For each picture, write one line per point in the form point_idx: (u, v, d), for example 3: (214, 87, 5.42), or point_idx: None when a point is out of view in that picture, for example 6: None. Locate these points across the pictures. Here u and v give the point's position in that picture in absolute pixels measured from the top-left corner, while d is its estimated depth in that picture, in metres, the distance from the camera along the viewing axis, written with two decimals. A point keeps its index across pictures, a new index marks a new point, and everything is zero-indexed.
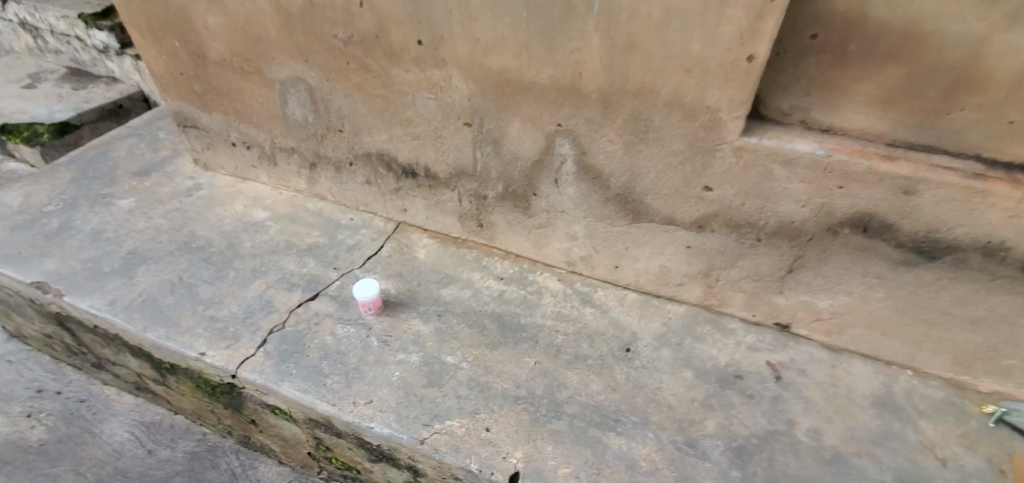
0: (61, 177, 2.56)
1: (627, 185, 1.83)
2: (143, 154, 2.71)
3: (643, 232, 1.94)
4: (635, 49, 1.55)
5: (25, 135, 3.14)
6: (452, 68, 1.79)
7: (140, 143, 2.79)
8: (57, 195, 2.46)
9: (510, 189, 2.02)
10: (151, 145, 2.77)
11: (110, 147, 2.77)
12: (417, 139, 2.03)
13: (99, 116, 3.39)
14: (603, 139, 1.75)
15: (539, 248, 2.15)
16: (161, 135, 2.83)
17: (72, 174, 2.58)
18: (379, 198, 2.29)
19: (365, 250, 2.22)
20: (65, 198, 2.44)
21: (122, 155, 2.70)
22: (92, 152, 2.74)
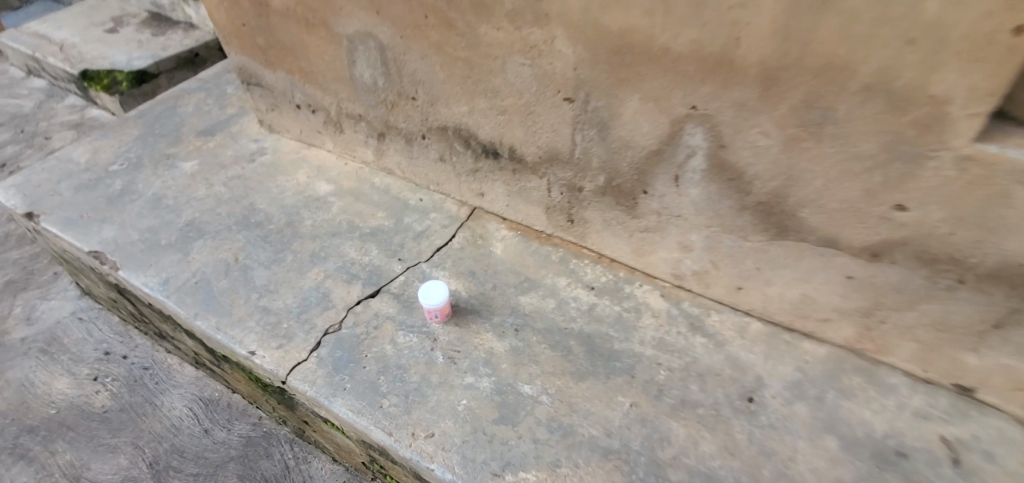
0: (129, 133, 2.45)
1: (777, 193, 1.36)
2: (210, 111, 2.52)
3: (787, 252, 1.48)
4: (830, 7, 1.06)
5: (106, 82, 3.15)
6: (556, 26, 1.37)
7: (208, 98, 2.61)
8: (124, 153, 2.34)
9: (613, 182, 1.61)
10: (218, 100, 2.58)
11: (179, 102, 2.60)
12: (503, 114, 1.65)
13: (175, 64, 3.24)
14: (755, 130, 1.28)
15: (641, 255, 1.75)
16: (229, 90, 2.63)
17: (139, 130, 2.45)
18: (453, 178, 1.96)
19: (435, 240, 1.92)
20: (131, 157, 2.32)
21: (189, 111, 2.54)
22: (160, 106, 2.60)
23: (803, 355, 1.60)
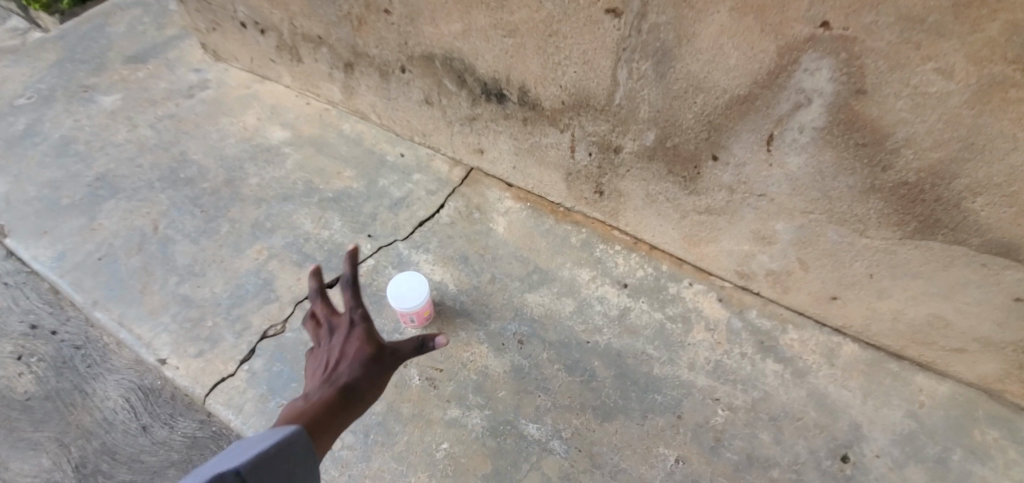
0: (44, 57, 1.95)
1: (938, 171, 0.87)
2: (144, 31, 1.99)
3: (924, 258, 1.00)
4: None
5: None
6: None
7: (144, 15, 2.07)
8: (34, 83, 1.86)
9: (668, 142, 1.12)
10: (156, 18, 2.05)
11: (109, 20, 2.06)
12: (513, 37, 1.14)
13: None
14: (927, 64, 0.78)
15: (695, 244, 1.27)
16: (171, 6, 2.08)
17: (56, 54, 1.95)
18: (443, 128, 1.47)
19: (416, 210, 1.45)
20: (41, 88, 1.83)
21: (119, 31, 2.01)
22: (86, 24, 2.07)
23: (915, 394, 1.14)
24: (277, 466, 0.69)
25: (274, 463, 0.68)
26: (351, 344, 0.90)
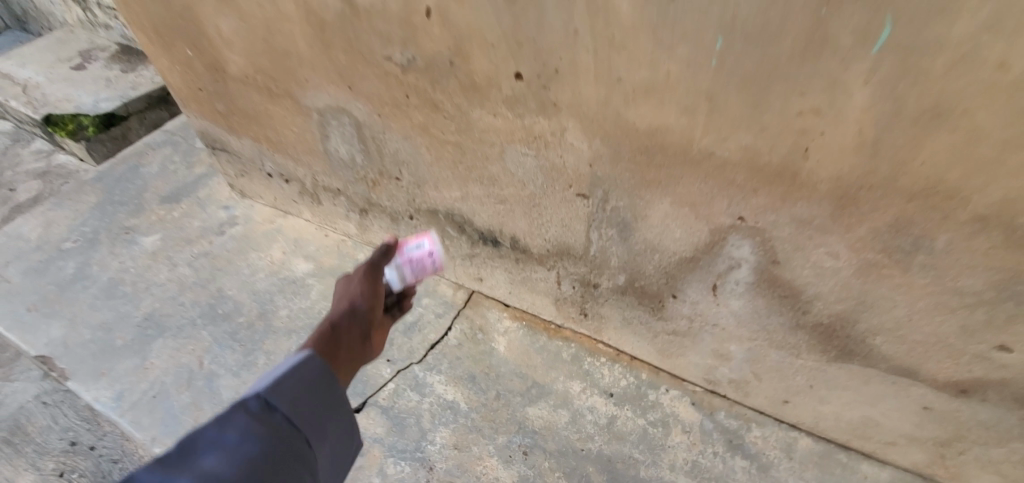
0: (86, 200, 2.18)
1: (843, 317, 1.11)
2: (176, 171, 2.25)
3: (848, 375, 1.23)
4: (943, 123, 0.77)
5: (70, 128, 2.80)
6: (568, 119, 1.08)
7: (174, 155, 2.33)
8: (80, 226, 2.08)
9: (636, 283, 1.36)
10: (185, 157, 2.31)
11: (142, 161, 2.33)
12: (504, 204, 1.38)
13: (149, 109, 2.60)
14: (820, 248, 1.02)
15: (666, 356, 1.51)
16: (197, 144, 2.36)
17: (97, 197, 2.19)
18: (447, 261, 1.72)
19: (428, 333, 1.68)
20: (87, 231, 2.06)
21: (153, 172, 2.27)
22: (122, 165, 2.32)
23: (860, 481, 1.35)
24: (298, 382, 0.89)
25: (294, 379, 0.89)
26: (378, 285, 1.18)
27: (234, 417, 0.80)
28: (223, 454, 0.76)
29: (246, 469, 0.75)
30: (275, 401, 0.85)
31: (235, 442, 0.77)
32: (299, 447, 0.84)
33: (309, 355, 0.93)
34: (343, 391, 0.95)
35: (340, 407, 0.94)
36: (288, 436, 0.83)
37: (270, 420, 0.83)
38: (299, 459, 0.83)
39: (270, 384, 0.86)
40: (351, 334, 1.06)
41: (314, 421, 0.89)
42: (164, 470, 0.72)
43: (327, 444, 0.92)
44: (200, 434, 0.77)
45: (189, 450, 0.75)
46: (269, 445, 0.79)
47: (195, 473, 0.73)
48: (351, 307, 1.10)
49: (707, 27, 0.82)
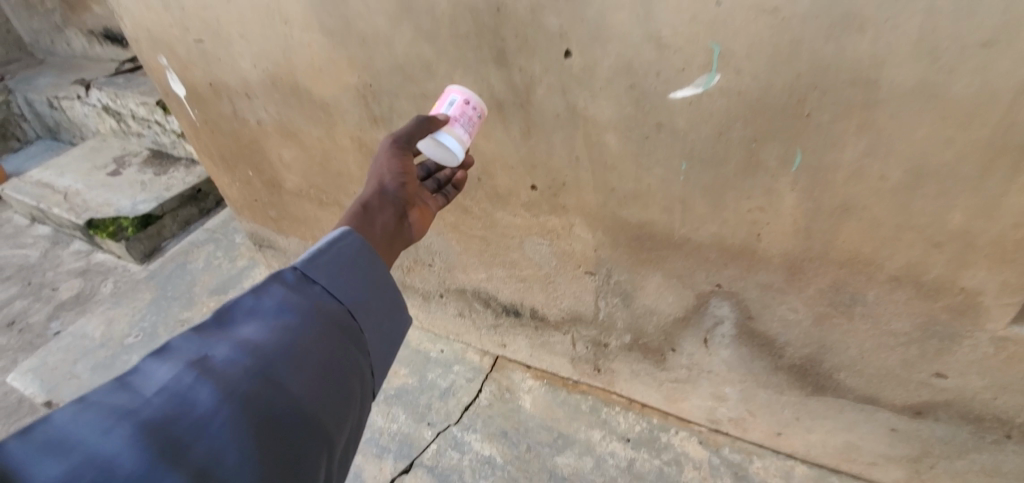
0: (141, 297, 2.47)
1: (811, 358, 1.36)
2: (221, 266, 2.53)
3: (826, 406, 1.46)
4: (852, 214, 1.05)
5: (111, 229, 2.83)
6: (574, 216, 1.39)
7: (217, 252, 2.63)
8: (139, 322, 2.34)
9: (639, 340, 1.61)
10: (228, 253, 2.60)
11: (189, 258, 2.63)
12: (523, 282, 1.67)
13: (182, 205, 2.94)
14: (783, 305, 1.28)
15: (672, 401, 1.73)
16: (237, 240, 2.67)
17: (151, 293, 2.48)
18: (473, 331, 1.98)
19: (461, 396, 1.91)
20: (145, 326, 2.31)
21: (200, 267, 2.55)
22: (171, 264, 2.63)
23: None
24: (334, 257, 0.95)
25: (331, 255, 0.95)
26: (408, 162, 1.14)
27: (270, 288, 0.88)
28: (261, 321, 0.83)
29: (283, 336, 0.82)
30: (312, 274, 0.91)
31: (272, 311, 0.85)
32: (341, 317, 0.90)
33: (344, 232, 0.99)
34: (383, 268, 1.00)
35: (380, 281, 0.98)
36: (328, 306, 0.89)
37: (308, 291, 0.89)
38: (342, 332, 0.88)
39: (307, 257, 0.93)
40: (385, 215, 1.10)
41: (355, 297, 0.93)
42: (203, 336, 0.81)
43: (376, 317, 0.96)
44: (237, 305, 0.86)
45: (227, 321, 0.84)
46: (307, 318, 0.85)
47: (235, 338, 0.80)
48: (381, 188, 1.12)
49: (673, 153, 1.13)
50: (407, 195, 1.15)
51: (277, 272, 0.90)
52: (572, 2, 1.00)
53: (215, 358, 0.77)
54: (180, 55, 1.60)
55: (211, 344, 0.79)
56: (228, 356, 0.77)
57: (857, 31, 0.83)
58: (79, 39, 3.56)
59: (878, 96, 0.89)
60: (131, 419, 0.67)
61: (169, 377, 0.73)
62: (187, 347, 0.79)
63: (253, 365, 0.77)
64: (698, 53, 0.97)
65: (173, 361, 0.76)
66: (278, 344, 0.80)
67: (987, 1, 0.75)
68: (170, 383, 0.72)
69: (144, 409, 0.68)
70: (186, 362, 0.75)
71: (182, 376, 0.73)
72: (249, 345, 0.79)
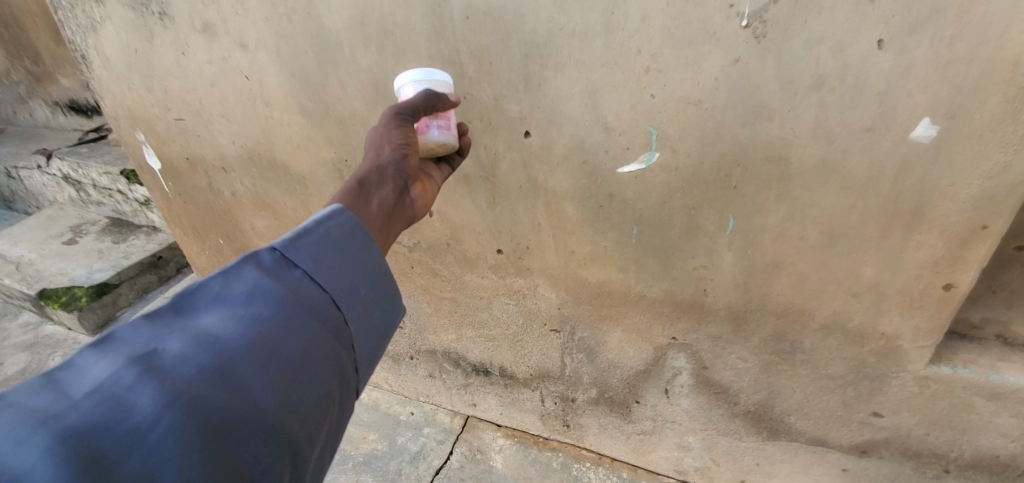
0: None
1: (762, 403, 1.45)
2: None
3: (782, 450, 1.54)
4: (782, 270, 1.19)
5: (64, 299, 2.72)
6: (539, 277, 1.49)
7: None
8: None
9: (605, 394, 1.68)
10: None
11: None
12: (492, 341, 1.74)
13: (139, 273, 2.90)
14: (733, 353, 1.39)
15: (640, 453, 1.79)
16: None
17: None
18: (444, 391, 2.01)
19: (432, 459, 1.90)
20: None
21: None
22: None
23: None
24: (323, 238, 0.89)
25: (318, 236, 0.89)
26: (410, 132, 1.03)
27: (242, 272, 0.80)
28: (227, 309, 0.75)
29: (253, 328, 0.74)
30: (293, 257, 0.85)
31: (240, 299, 0.77)
32: (322, 308, 0.83)
33: (337, 210, 0.94)
34: (373, 252, 0.95)
35: (368, 268, 0.93)
36: (309, 295, 0.83)
37: (287, 276, 0.83)
38: (322, 324, 0.81)
39: (289, 238, 0.87)
40: (385, 190, 1.01)
41: (340, 284, 0.88)
42: (155, 326, 0.72)
43: (361, 308, 0.90)
44: (200, 290, 0.78)
45: (188, 308, 0.76)
46: (282, 308, 0.78)
47: (193, 330, 0.72)
48: (380, 161, 1.02)
49: (625, 219, 1.26)
50: (410, 169, 1.04)
51: (252, 253, 0.84)
52: (530, 91, 1.15)
53: (167, 352, 0.68)
54: (159, 132, 1.68)
55: (164, 335, 0.71)
56: (181, 352, 0.68)
57: (767, 118, 1.00)
58: (43, 109, 3.57)
59: (791, 171, 1.04)
60: (50, 427, 0.56)
61: (106, 375, 0.63)
62: (133, 339, 0.69)
63: (211, 363, 0.68)
64: (639, 135, 1.12)
65: (113, 356, 0.66)
66: (246, 337, 0.73)
67: (863, 97, 0.92)
68: (105, 383, 0.62)
69: (69, 415, 0.58)
70: (130, 356, 0.66)
71: (121, 375, 0.64)
72: (210, 339, 0.71)
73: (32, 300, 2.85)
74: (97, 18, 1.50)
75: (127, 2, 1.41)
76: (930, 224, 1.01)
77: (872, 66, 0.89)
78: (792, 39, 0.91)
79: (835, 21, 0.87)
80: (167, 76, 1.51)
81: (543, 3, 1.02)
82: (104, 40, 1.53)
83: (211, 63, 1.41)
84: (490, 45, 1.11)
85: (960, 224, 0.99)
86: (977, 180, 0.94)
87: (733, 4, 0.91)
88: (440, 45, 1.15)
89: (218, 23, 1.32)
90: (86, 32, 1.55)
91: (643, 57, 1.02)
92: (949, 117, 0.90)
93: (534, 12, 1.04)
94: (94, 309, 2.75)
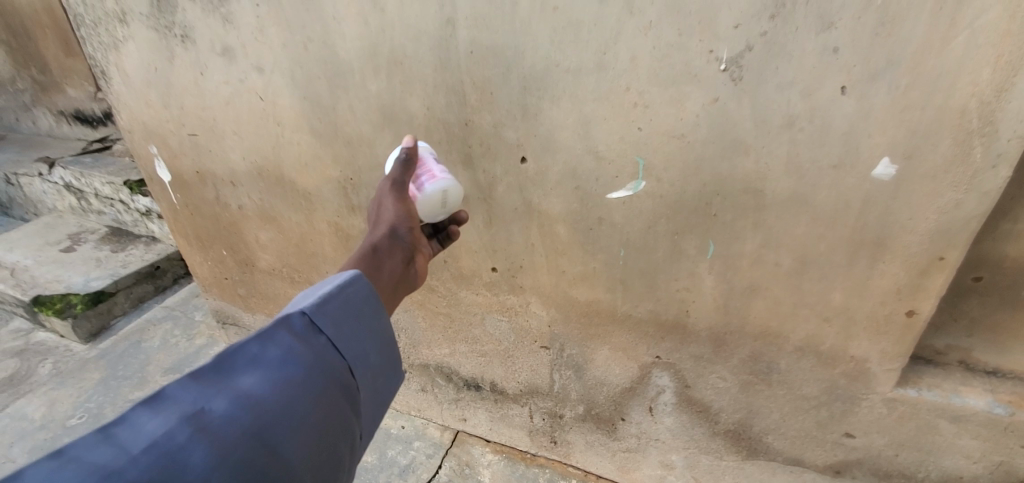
0: (89, 377, 2.57)
1: (742, 422, 1.51)
2: (178, 345, 2.71)
3: (760, 469, 1.59)
4: (758, 294, 1.27)
5: (58, 306, 2.71)
6: (531, 295, 1.56)
7: (174, 330, 2.81)
8: (84, 403, 2.42)
9: (592, 411, 1.73)
10: (185, 331, 2.79)
11: (143, 336, 2.78)
12: (484, 356, 1.80)
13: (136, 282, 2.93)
14: (713, 373, 1.45)
15: (624, 471, 1.83)
16: (197, 318, 2.88)
17: (100, 373, 2.58)
18: (435, 405, 2.06)
19: (421, 472, 1.94)
20: (92, 407, 2.40)
21: (154, 346, 2.71)
22: (124, 342, 2.76)
23: None
24: (344, 303, 0.91)
25: (340, 301, 0.91)
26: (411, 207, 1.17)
27: (278, 335, 0.83)
28: (263, 373, 0.78)
29: (286, 394, 0.78)
30: (320, 322, 0.87)
31: (276, 364, 0.80)
32: (343, 376, 0.87)
33: (354, 276, 0.96)
34: (384, 319, 0.98)
35: (381, 334, 0.96)
36: (332, 362, 0.86)
37: (314, 342, 0.86)
38: (342, 391, 0.85)
39: (317, 301, 0.89)
40: (395, 259, 1.10)
41: (357, 351, 0.91)
42: (200, 383, 0.76)
43: (371, 374, 0.94)
44: (239, 350, 0.80)
45: (228, 366, 0.78)
46: (311, 374, 0.82)
47: (233, 391, 0.76)
48: (391, 231, 1.12)
49: (613, 241, 1.34)
50: (414, 240, 1.16)
51: (284, 315, 0.86)
52: (527, 121, 1.24)
53: (212, 412, 0.72)
54: (171, 145, 1.76)
55: (208, 394, 0.74)
56: (225, 412, 0.73)
57: (744, 153, 1.09)
58: (47, 118, 3.63)
59: (765, 201, 1.13)
60: None
61: (159, 433, 0.69)
62: (181, 396, 0.74)
63: (251, 426, 0.73)
64: (627, 164, 1.21)
65: (165, 414, 0.71)
66: (281, 403, 0.77)
67: (829, 137, 1.02)
68: (159, 441, 0.68)
69: (128, 471, 0.64)
70: (179, 415, 0.71)
71: (173, 433, 0.69)
72: (249, 401, 0.75)
73: (25, 306, 2.83)
74: (120, 37, 1.58)
75: (151, 24, 1.50)
76: (892, 254, 1.10)
77: (836, 109, 0.99)
78: (766, 82, 1.01)
79: (803, 69, 0.97)
80: (184, 94, 1.59)
81: (541, 42, 1.12)
82: (125, 58, 1.62)
83: (228, 83, 1.49)
84: (491, 77, 1.20)
85: (920, 255, 1.08)
86: (933, 215, 1.03)
87: (712, 50, 1.01)
88: (445, 76, 1.24)
89: (237, 47, 1.41)
90: (108, 49, 1.63)
91: (631, 94, 1.12)
92: (907, 157, 0.99)
93: (534, 49, 1.13)
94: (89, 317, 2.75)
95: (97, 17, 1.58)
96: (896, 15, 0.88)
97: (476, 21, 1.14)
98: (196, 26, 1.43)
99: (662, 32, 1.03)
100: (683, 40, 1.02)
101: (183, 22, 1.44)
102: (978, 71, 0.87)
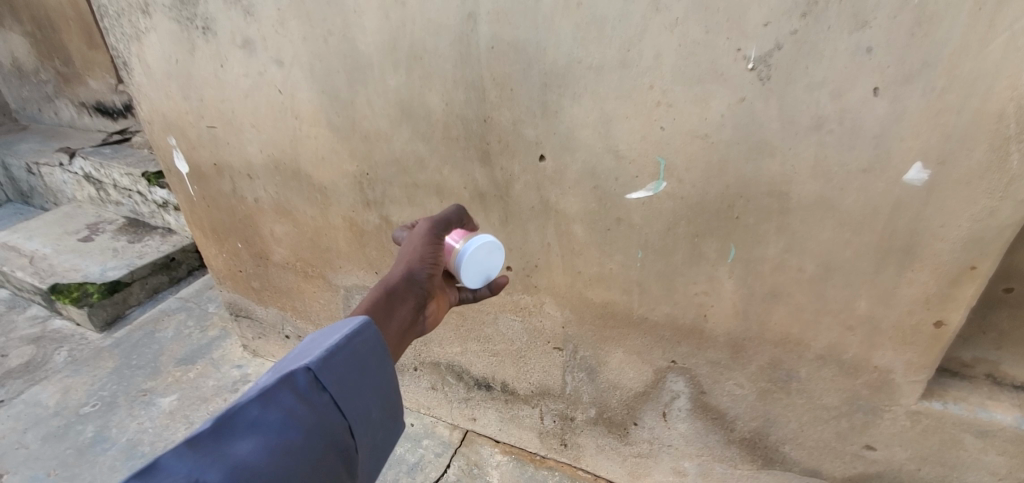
0: (103, 367, 2.59)
1: (758, 431, 1.48)
2: (190, 335, 2.74)
3: (776, 480, 1.55)
4: (780, 300, 1.24)
5: (75, 294, 2.74)
6: (546, 296, 1.54)
7: (186, 321, 2.83)
8: (96, 392, 2.45)
9: (604, 414, 1.71)
10: (198, 323, 2.82)
11: (157, 326, 2.81)
12: (496, 356, 1.79)
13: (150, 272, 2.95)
14: (730, 379, 1.42)
15: (635, 477, 1.81)
16: (210, 310, 2.90)
17: (113, 364, 2.60)
18: (445, 404, 2.05)
19: (430, 471, 1.93)
20: (104, 396, 2.43)
21: (168, 337, 2.73)
22: (139, 332, 2.79)
23: None
24: (349, 357, 0.90)
25: (346, 353, 0.90)
26: (436, 253, 1.17)
27: (279, 395, 0.81)
28: (262, 439, 0.76)
29: (282, 462, 0.76)
30: (323, 379, 0.86)
31: (276, 427, 0.78)
32: (341, 437, 0.85)
33: (362, 323, 0.95)
34: (389, 369, 0.96)
35: (382, 389, 0.94)
36: (332, 423, 0.84)
37: (315, 401, 0.84)
38: (338, 456, 0.83)
39: (321, 356, 0.87)
40: (407, 305, 1.06)
41: (358, 409, 0.89)
42: (197, 452, 0.72)
43: (371, 431, 0.92)
44: (239, 412, 0.78)
45: (226, 431, 0.76)
46: (310, 438, 0.80)
47: (229, 460, 0.73)
48: (409, 273, 1.10)
49: (631, 243, 1.32)
50: (432, 285, 1.12)
51: (287, 372, 0.84)
52: (547, 118, 1.22)
53: None
54: (190, 137, 1.76)
55: (203, 465, 0.71)
56: None
57: (769, 155, 1.06)
58: (69, 109, 3.68)
59: (789, 205, 1.11)
60: None
61: None
62: (176, 468, 0.70)
63: None
64: (649, 164, 1.18)
65: None
66: (276, 473, 0.75)
67: (860, 139, 0.99)
68: None
69: None
70: None
71: None
72: (244, 473, 0.72)
73: (42, 295, 2.86)
74: (142, 28, 1.59)
75: (173, 16, 1.50)
76: (922, 261, 1.06)
77: (867, 111, 0.96)
78: (794, 82, 0.98)
79: (835, 69, 0.94)
80: (204, 85, 1.60)
81: (563, 38, 1.10)
82: (147, 49, 1.63)
83: (247, 76, 1.50)
84: (512, 73, 1.19)
85: (952, 264, 1.04)
86: (966, 223, 0.99)
87: (740, 49, 0.99)
88: (464, 72, 1.23)
89: (257, 40, 1.41)
90: (130, 40, 1.64)
91: (654, 92, 1.09)
92: (940, 163, 0.96)
93: (555, 45, 1.12)
94: (104, 306, 2.77)
95: (121, 9, 1.59)
96: (932, 14, 0.85)
97: (497, 16, 1.13)
98: (217, 18, 1.43)
99: (688, 29, 1.01)
100: (710, 38, 1.00)
101: (205, 14, 1.45)
102: (1019, 74, 0.84)
